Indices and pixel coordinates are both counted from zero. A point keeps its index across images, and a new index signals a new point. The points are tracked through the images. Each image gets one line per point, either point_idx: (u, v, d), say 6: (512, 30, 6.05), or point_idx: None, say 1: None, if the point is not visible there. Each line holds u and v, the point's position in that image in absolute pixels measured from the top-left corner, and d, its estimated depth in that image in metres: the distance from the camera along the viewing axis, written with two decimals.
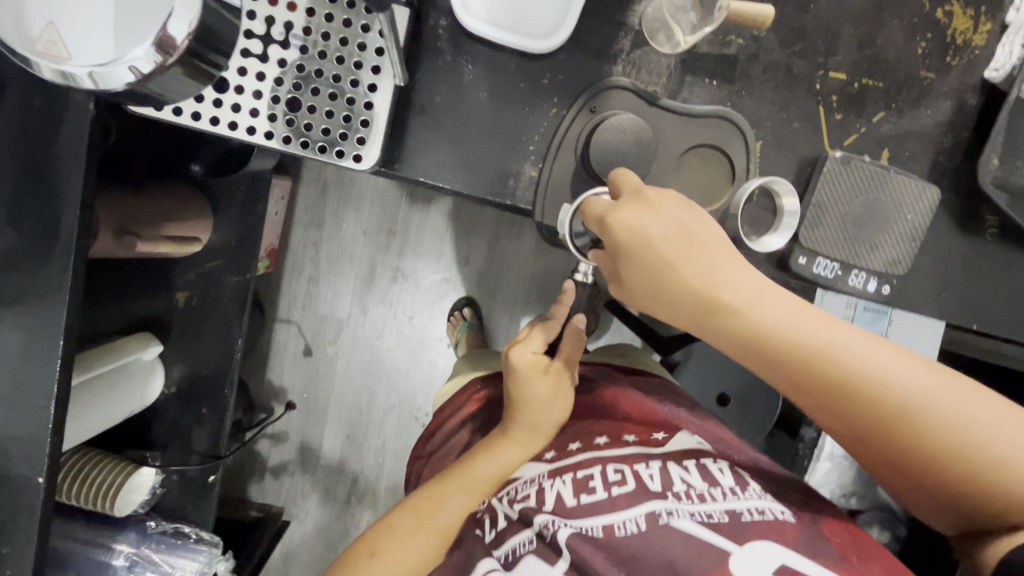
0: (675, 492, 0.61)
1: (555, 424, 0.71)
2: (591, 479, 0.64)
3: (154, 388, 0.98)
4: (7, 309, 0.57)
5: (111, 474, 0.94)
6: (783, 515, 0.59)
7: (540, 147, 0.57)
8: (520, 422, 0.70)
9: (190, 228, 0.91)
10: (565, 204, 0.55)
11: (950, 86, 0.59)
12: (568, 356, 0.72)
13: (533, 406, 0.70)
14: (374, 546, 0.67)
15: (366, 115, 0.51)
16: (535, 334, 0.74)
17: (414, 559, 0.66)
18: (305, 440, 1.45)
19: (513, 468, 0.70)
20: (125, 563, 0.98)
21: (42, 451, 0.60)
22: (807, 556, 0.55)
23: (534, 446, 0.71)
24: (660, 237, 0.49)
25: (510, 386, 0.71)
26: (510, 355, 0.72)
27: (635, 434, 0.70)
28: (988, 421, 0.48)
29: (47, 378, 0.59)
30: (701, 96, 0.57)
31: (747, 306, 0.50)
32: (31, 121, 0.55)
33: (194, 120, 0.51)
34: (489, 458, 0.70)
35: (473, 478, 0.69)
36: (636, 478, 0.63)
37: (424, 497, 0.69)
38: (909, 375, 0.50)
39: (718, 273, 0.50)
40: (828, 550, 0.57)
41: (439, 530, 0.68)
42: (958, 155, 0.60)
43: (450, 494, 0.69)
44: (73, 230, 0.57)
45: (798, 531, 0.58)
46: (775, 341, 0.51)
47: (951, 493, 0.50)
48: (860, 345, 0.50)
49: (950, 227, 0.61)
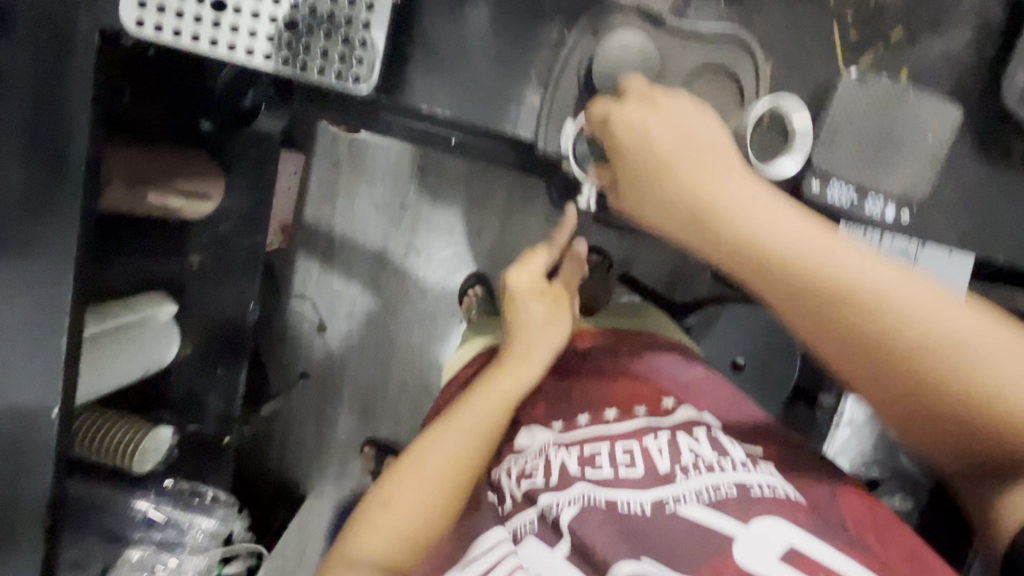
0: (683, 466, 0.61)
1: (552, 347, 0.72)
2: (598, 455, 0.64)
3: (170, 350, 1.00)
4: (22, 244, 0.59)
5: (129, 432, 0.96)
6: (792, 496, 0.58)
7: (542, 72, 0.56)
8: (517, 345, 0.71)
9: (206, 185, 0.91)
10: (568, 120, 0.55)
11: (974, 3, 0.56)
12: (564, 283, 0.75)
13: (530, 330, 0.71)
14: (385, 498, 0.65)
15: (364, 34, 0.50)
16: (533, 257, 0.74)
17: (426, 502, 0.64)
18: (320, 412, 1.47)
19: (513, 400, 0.70)
20: (145, 518, 1.02)
21: (60, 385, 0.62)
22: (818, 538, 0.53)
23: (530, 376, 0.71)
24: (661, 139, 0.50)
25: (507, 309, 0.73)
26: (507, 279, 0.73)
27: (645, 406, 0.69)
28: (988, 342, 0.46)
29: (60, 314, 0.60)
30: (709, 16, 0.56)
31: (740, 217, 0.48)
32: (42, 52, 0.55)
33: (192, 41, 0.50)
34: (487, 388, 0.70)
35: (476, 413, 0.68)
36: (643, 458, 0.62)
37: (427, 439, 0.68)
38: (911, 292, 0.47)
39: (710, 185, 0.49)
40: (842, 535, 0.55)
41: (445, 470, 0.66)
42: (982, 74, 0.57)
43: (450, 431, 0.67)
44: (81, 165, 0.57)
45: (808, 512, 0.56)
46: (770, 255, 0.48)
47: (954, 422, 0.47)
48: (858, 260, 0.47)
49: (972, 153, 0.58)
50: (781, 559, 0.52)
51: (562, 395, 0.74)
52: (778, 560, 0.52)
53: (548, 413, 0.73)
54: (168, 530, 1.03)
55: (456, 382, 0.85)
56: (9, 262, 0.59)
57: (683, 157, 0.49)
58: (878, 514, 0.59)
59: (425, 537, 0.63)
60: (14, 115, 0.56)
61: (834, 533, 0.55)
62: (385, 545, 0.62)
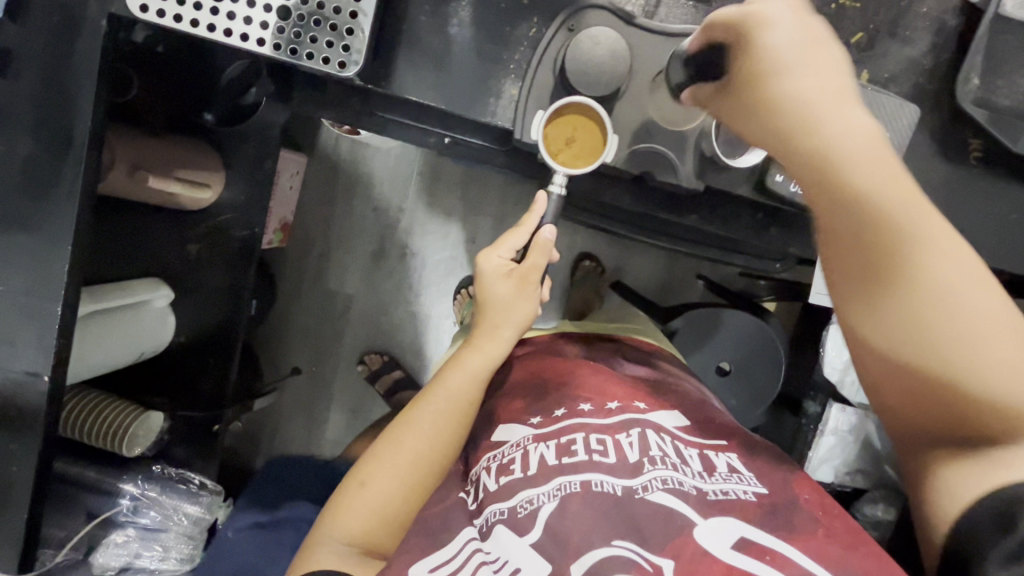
0: (651, 457, 0.61)
1: (517, 326, 0.73)
2: (574, 443, 0.63)
3: (167, 331, 1.03)
4: (23, 213, 0.62)
5: (121, 416, 0.98)
6: (747, 494, 0.57)
7: (521, 65, 0.60)
8: (484, 324, 0.73)
9: (205, 175, 0.95)
10: (537, 110, 0.58)
11: (930, 9, 0.59)
12: (533, 264, 0.71)
13: (495, 307, 0.72)
14: (363, 476, 0.68)
15: (351, 23, 0.55)
16: (507, 238, 0.72)
17: (399, 485, 0.67)
18: (312, 409, 1.48)
19: (481, 376, 0.71)
20: (130, 502, 1.03)
21: (52, 351, 0.64)
22: (766, 530, 0.53)
23: (496, 351, 0.72)
24: (789, 50, 0.39)
25: (477, 288, 0.73)
26: (478, 260, 0.73)
27: (619, 401, 0.69)
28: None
29: (56, 281, 0.63)
30: (678, 16, 0.60)
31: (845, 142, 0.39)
32: (55, 36, 0.59)
33: (192, 26, 0.54)
34: (458, 367, 0.71)
35: (448, 393, 0.70)
36: (616, 449, 0.62)
37: (402, 423, 0.70)
38: (982, 302, 0.42)
39: (827, 114, 0.39)
40: (800, 526, 0.54)
41: (420, 454, 0.68)
42: (939, 76, 0.60)
43: (423, 409, 0.70)
44: (85, 139, 0.61)
45: (760, 506, 0.56)
46: (868, 214, 0.40)
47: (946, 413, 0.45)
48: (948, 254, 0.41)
49: (931, 151, 0.61)
50: (734, 548, 0.52)
51: (537, 389, 0.73)
52: (730, 549, 0.52)
53: (526, 408, 0.71)
54: (152, 514, 1.04)
55: None
56: (12, 230, 0.62)
57: (810, 72, 0.39)
58: (827, 500, 0.59)
59: (401, 517, 0.67)
60: (25, 92, 0.60)
61: (790, 523, 0.54)
62: (364, 525, 0.66)
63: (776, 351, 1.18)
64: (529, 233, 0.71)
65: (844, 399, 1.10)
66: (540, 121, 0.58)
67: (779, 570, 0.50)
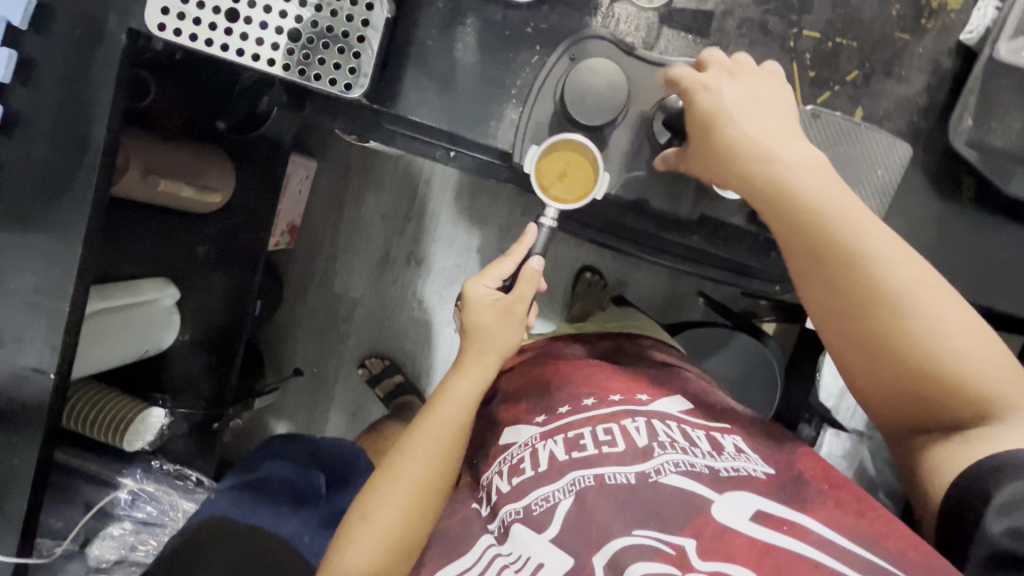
0: (660, 443, 0.61)
1: (501, 354, 0.73)
2: (582, 437, 0.64)
3: (170, 332, 1.05)
4: (37, 216, 0.64)
5: (125, 411, 1.00)
6: (757, 472, 0.59)
7: (522, 90, 0.62)
8: (468, 350, 0.73)
9: (216, 180, 0.98)
10: (532, 144, 0.60)
11: (926, 49, 0.60)
12: (520, 294, 0.72)
13: (479, 334, 0.73)
14: (365, 509, 0.68)
15: (358, 47, 0.57)
16: (493, 268, 0.74)
17: (400, 515, 0.67)
18: (311, 409, 1.50)
19: (470, 401, 0.72)
20: (128, 496, 1.04)
21: (57, 349, 0.66)
22: (782, 503, 0.55)
23: (483, 375, 0.73)
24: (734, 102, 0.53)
25: (463, 317, 0.74)
26: (464, 289, 0.74)
27: (620, 394, 0.68)
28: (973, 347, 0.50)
29: (65, 282, 0.65)
30: (677, 49, 0.61)
31: (784, 174, 0.52)
32: (77, 46, 0.61)
33: (207, 46, 0.56)
34: (447, 396, 0.72)
35: (438, 420, 0.70)
36: (624, 436, 0.63)
37: (397, 453, 0.70)
38: (919, 285, 0.50)
39: (769, 147, 0.52)
40: (811, 498, 0.56)
41: (418, 482, 0.68)
42: (933, 116, 0.61)
43: (418, 438, 0.70)
44: (100, 146, 0.63)
45: (771, 483, 0.57)
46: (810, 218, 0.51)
47: (904, 395, 0.53)
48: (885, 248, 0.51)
49: (924, 188, 0.61)
50: (751, 520, 0.54)
51: (541, 391, 0.73)
52: (749, 520, 0.54)
53: (530, 410, 0.72)
54: (148, 509, 1.05)
55: None
56: (27, 231, 0.64)
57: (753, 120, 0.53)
58: (835, 473, 0.60)
59: (408, 546, 0.66)
60: (45, 100, 0.62)
61: (802, 497, 0.56)
62: (369, 556, 0.65)
63: (773, 372, 1.18)
64: (517, 262, 0.73)
65: (837, 423, 1.10)
66: (570, 138, 0.59)
67: (799, 540, 0.52)
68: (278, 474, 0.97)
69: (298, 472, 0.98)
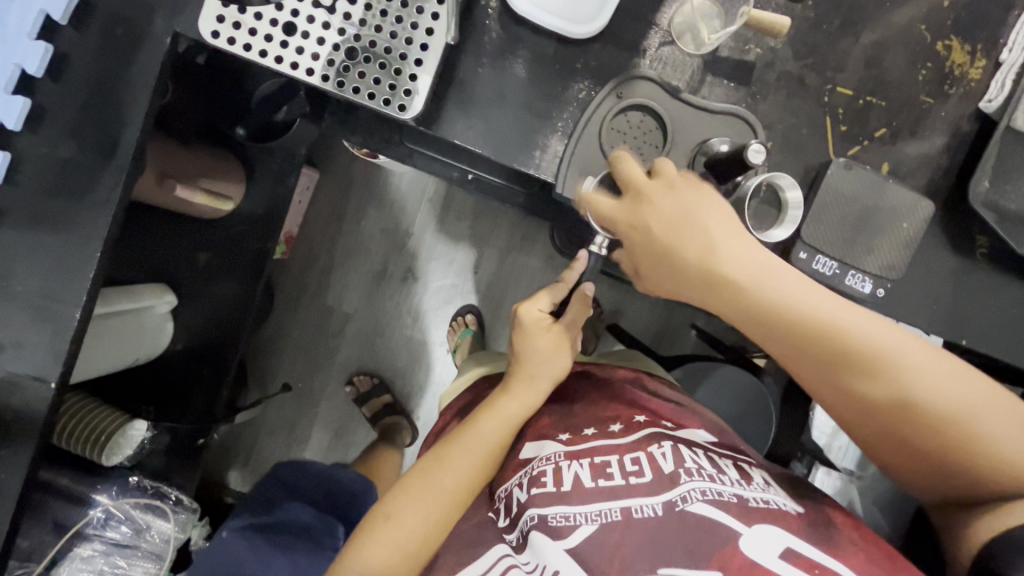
0: (687, 469, 0.61)
1: (553, 379, 0.71)
2: (609, 465, 0.64)
3: (163, 337, 1.00)
4: (52, 215, 0.61)
5: (106, 422, 0.94)
6: (787, 506, 0.59)
7: (568, 124, 0.63)
8: (518, 374, 0.71)
9: (228, 187, 0.96)
10: (588, 176, 0.61)
11: (947, 113, 0.64)
12: (572, 318, 0.73)
13: (532, 359, 0.71)
14: (389, 509, 0.66)
15: (415, 69, 0.57)
16: (546, 291, 0.73)
17: (424, 520, 0.65)
18: (294, 426, 1.43)
19: (514, 423, 0.70)
20: (101, 514, 0.97)
21: (59, 358, 0.62)
22: (811, 543, 0.54)
23: (532, 401, 0.71)
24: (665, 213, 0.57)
25: (515, 339, 0.73)
26: (518, 310, 0.72)
27: (646, 416, 0.71)
28: (954, 397, 0.53)
29: (78, 286, 0.61)
30: (719, 96, 0.63)
31: (741, 275, 0.56)
32: (112, 46, 0.59)
33: (262, 57, 0.56)
34: (491, 415, 0.69)
35: (479, 437, 0.69)
36: (652, 463, 0.63)
37: (431, 462, 0.68)
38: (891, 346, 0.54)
39: (714, 252, 0.56)
40: (833, 539, 0.55)
41: (449, 494, 0.66)
42: (952, 176, 0.64)
43: (458, 452, 0.68)
44: (130, 150, 0.61)
45: (801, 520, 0.57)
46: (778, 309, 0.55)
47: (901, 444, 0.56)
48: (850, 317, 0.54)
49: (942, 244, 0.64)
50: (780, 557, 0.53)
51: (564, 410, 0.75)
52: (777, 558, 0.53)
53: (554, 427, 0.72)
54: (123, 527, 0.98)
55: (450, 410, 0.85)
56: (39, 231, 0.61)
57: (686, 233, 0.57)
58: (861, 525, 0.59)
59: (423, 552, 0.65)
60: (73, 96, 0.60)
61: (830, 537, 0.56)
62: (386, 560, 0.63)
63: (767, 408, 1.12)
64: (569, 287, 0.74)
65: (829, 462, 1.13)
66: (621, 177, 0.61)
67: None
68: (294, 517, 0.98)
69: (317, 518, 0.99)
